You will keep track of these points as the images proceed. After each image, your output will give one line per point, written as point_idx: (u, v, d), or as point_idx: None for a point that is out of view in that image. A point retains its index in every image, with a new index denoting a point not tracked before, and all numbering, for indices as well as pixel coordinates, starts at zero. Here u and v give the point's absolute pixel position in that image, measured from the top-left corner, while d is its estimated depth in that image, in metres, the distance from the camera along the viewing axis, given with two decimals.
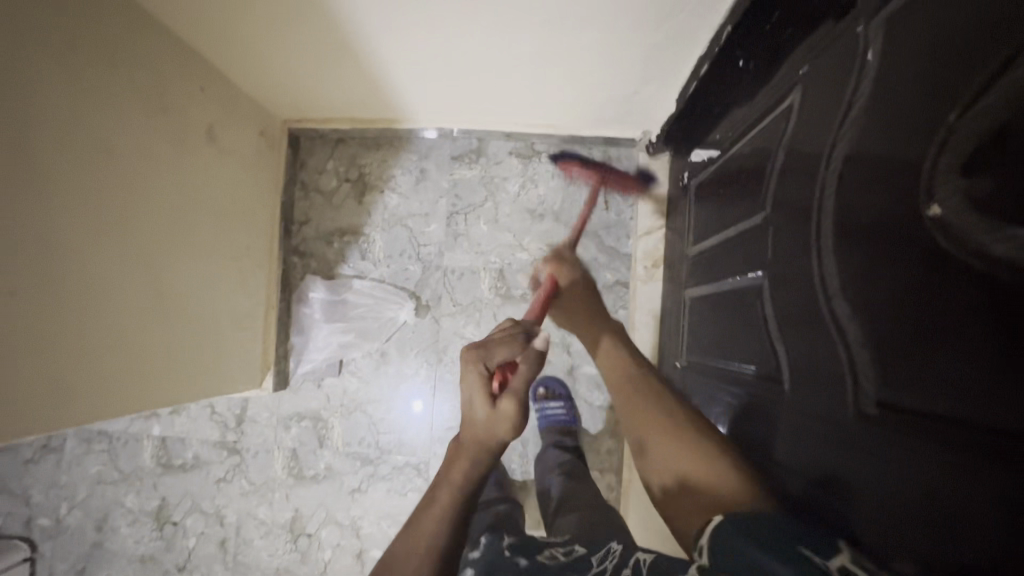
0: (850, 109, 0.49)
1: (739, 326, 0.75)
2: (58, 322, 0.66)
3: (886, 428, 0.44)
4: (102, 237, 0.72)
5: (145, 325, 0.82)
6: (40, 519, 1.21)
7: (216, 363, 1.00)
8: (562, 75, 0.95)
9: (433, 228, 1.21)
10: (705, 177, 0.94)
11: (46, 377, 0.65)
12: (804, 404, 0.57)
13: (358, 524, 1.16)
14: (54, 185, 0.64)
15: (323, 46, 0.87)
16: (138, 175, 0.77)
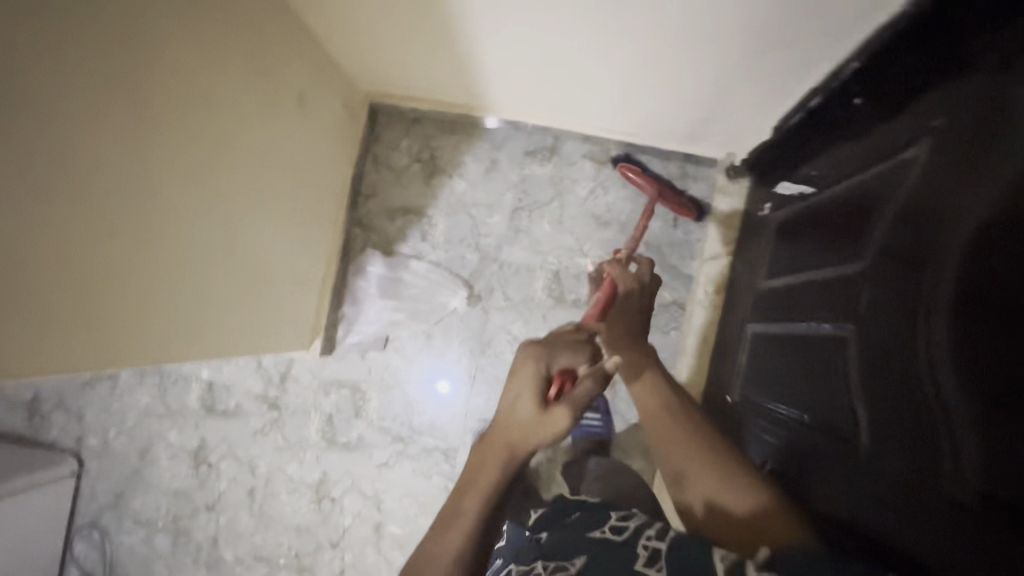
0: (988, 171, 0.45)
1: (807, 374, 0.72)
2: (142, 267, 0.68)
3: (989, 520, 0.41)
4: (189, 188, 0.73)
5: (213, 279, 0.84)
6: (90, 439, 1.29)
7: (270, 322, 1.02)
8: (657, 86, 0.92)
9: (496, 220, 1.21)
10: (791, 212, 0.90)
11: (123, 317, 0.68)
12: (886, 469, 0.55)
13: (380, 497, 1.19)
14: (157, 132, 0.65)
15: (425, 26, 0.87)
16: (230, 131, 0.79)
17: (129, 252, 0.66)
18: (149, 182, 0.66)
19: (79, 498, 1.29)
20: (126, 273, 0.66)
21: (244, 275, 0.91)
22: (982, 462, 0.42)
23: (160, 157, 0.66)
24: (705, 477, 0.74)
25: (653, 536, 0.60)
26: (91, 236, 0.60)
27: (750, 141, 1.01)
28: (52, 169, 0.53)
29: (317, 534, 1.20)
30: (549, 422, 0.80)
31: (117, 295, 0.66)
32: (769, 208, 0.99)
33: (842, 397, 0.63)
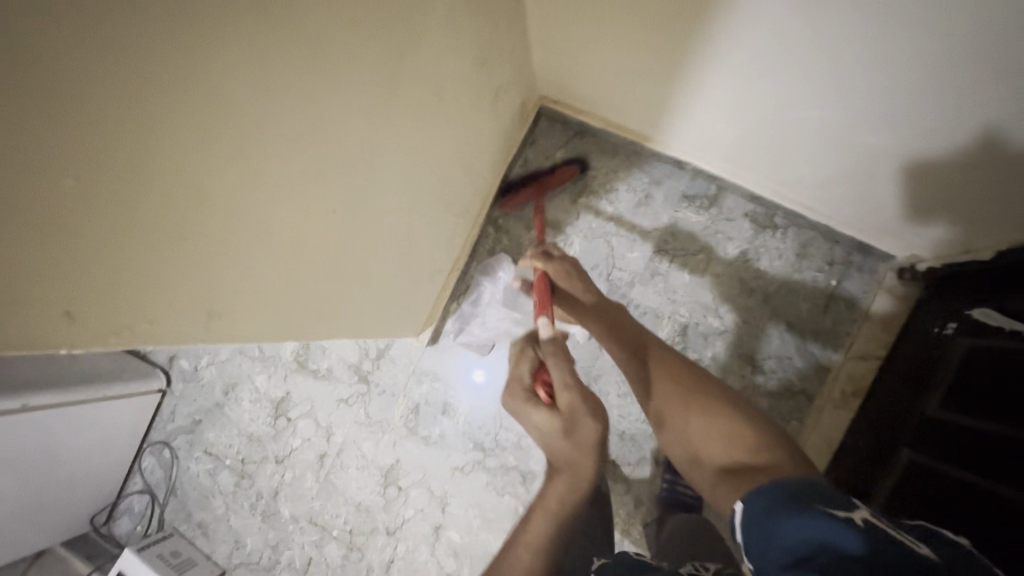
0: None
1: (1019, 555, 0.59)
2: (308, 230, 0.64)
3: None
4: (350, 159, 0.64)
5: (313, 266, 0.69)
6: (181, 361, 1.31)
7: (379, 315, 0.96)
8: (874, 172, 0.84)
9: (635, 256, 1.16)
10: (989, 345, 0.79)
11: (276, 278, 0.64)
12: None
13: (446, 500, 1.16)
14: (337, 89, 0.56)
15: (656, 45, 0.83)
16: (415, 112, 0.74)
17: (301, 212, 0.61)
18: (339, 145, 0.61)
19: (158, 414, 1.32)
20: (294, 233, 0.62)
21: (389, 259, 0.87)
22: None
23: (355, 133, 0.63)
24: (694, 417, 0.59)
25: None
26: (274, 187, 0.55)
27: (947, 252, 0.92)
28: (259, 108, 0.48)
29: (376, 517, 1.19)
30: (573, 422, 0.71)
31: (278, 252, 0.61)
32: (952, 328, 0.89)
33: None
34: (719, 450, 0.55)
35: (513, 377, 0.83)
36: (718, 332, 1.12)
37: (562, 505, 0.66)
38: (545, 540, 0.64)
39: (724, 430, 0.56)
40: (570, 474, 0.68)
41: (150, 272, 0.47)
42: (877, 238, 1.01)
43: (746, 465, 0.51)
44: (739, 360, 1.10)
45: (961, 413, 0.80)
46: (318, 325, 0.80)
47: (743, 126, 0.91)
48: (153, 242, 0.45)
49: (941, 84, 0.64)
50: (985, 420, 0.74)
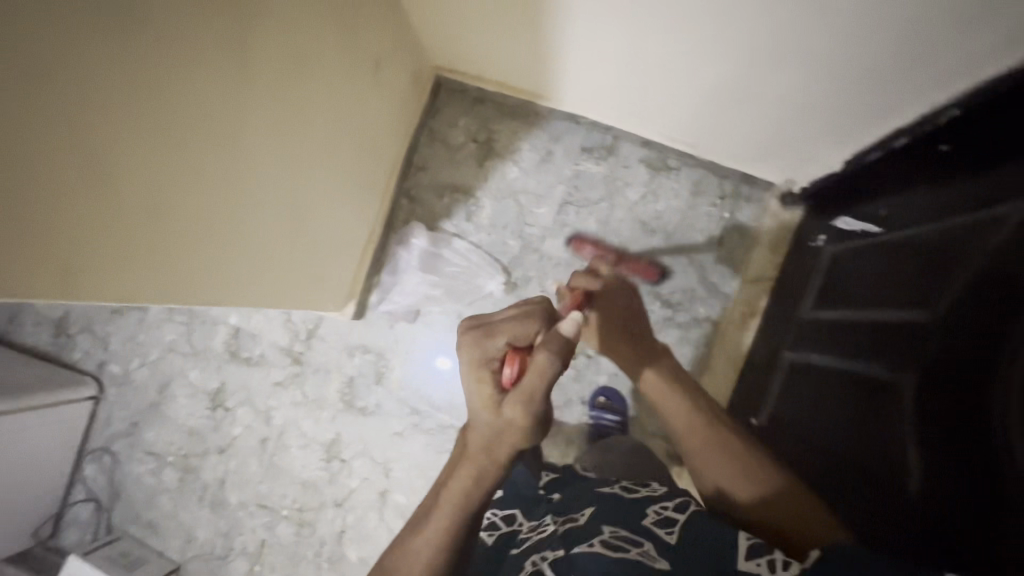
0: None
1: (870, 436, 0.68)
2: (215, 213, 0.71)
3: None
4: (248, 135, 0.71)
5: (213, 237, 0.73)
6: (112, 366, 1.31)
7: (293, 291, 1.00)
8: (733, 105, 0.91)
9: (543, 211, 1.21)
10: (849, 247, 0.89)
11: (195, 261, 0.71)
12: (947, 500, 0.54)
13: (389, 466, 1.20)
14: (239, 71, 0.64)
15: (515, 10, 0.88)
16: (309, 94, 0.81)
17: (204, 201, 0.68)
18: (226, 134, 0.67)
19: (94, 422, 1.31)
20: (203, 219, 0.69)
21: (297, 232, 0.93)
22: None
23: (251, 109, 0.69)
24: (718, 457, 0.67)
25: (671, 507, 0.58)
26: (177, 182, 0.62)
27: (813, 172, 1.00)
28: (148, 115, 0.54)
29: (323, 492, 1.22)
30: (501, 429, 0.58)
31: (192, 237, 0.69)
32: (822, 240, 0.99)
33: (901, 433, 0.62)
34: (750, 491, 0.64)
35: (493, 328, 0.63)
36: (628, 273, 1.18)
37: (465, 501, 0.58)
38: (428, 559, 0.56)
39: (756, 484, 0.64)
40: (478, 475, 0.58)
41: (68, 228, 0.51)
42: (756, 168, 1.09)
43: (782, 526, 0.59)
44: (649, 297, 1.17)
45: (823, 311, 0.89)
46: (245, 299, 0.87)
47: (616, 74, 0.97)
48: (67, 201, 0.50)
49: (753, 21, 0.70)
50: (837, 312, 0.84)
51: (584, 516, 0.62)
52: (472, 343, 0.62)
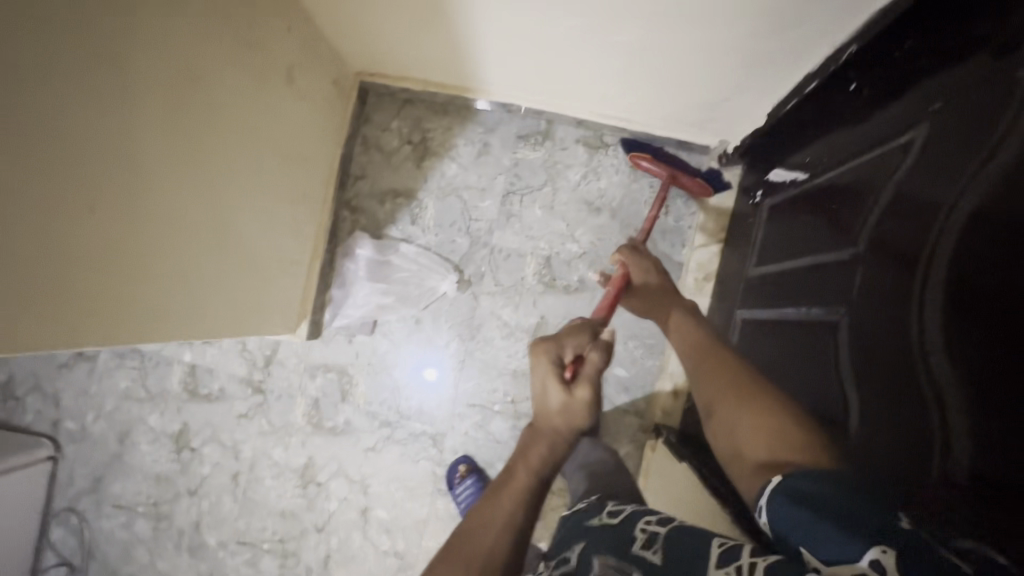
0: (976, 175, 0.46)
1: (812, 401, 0.67)
2: (133, 242, 0.67)
3: (977, 496, 0.42)
4: (158, 160, 0.67)
5: (135, 269, 0.69)
6: (67, 423, 1.26)
7: (240, 317, 0.96)
8: (652, 73, 0.90)
9: (487, 204, 1.19)
10: (783, 199, 0.90)
11: (115, 294, 0.67)
12: (881, 439, 0.54)
13: (367, 482, 1.17)
14: (134, 96, 0.61)
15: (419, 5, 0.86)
16: (223, 111, 0.78)
17: (119, 231, 0.64)
18: (132, 160, 0.63)
19: (55, 483, 1.26)
20: (120, 249, 0.66)
21: (230, 255, 0.89)
22: (991, 459, 0.41)
23: (157, 132, 0.66)
24: (740, 412, 0.62)
25: (653, 521, 0.54)
26: (82, 214, 0.59)
27: (743, 129, 1.00)
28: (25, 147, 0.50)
29: (303, 519, 1.19)
30: (571, 405, 0.74)
31: (112, 269, 0.65)
32: (760, 195, 1.00)
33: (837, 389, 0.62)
34: (761, 442, 0.56)
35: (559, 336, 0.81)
36: (580, 255, 1.17)
37: (542, 465, 0.67)
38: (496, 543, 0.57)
39: (772, 429, 0.57)
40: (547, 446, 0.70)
41: None
42: (690, 133, 1.09)
43: (782, 461, 0.52)
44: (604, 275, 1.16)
45: (765, 263, 0.90)
46: (189, 329, 0.83)
47: (535, 57, 0.96)
48: None
49: None
50: (777, 263, 0.85)
51: (571, 549, 0.57)
52: (543, 351, 0.78)
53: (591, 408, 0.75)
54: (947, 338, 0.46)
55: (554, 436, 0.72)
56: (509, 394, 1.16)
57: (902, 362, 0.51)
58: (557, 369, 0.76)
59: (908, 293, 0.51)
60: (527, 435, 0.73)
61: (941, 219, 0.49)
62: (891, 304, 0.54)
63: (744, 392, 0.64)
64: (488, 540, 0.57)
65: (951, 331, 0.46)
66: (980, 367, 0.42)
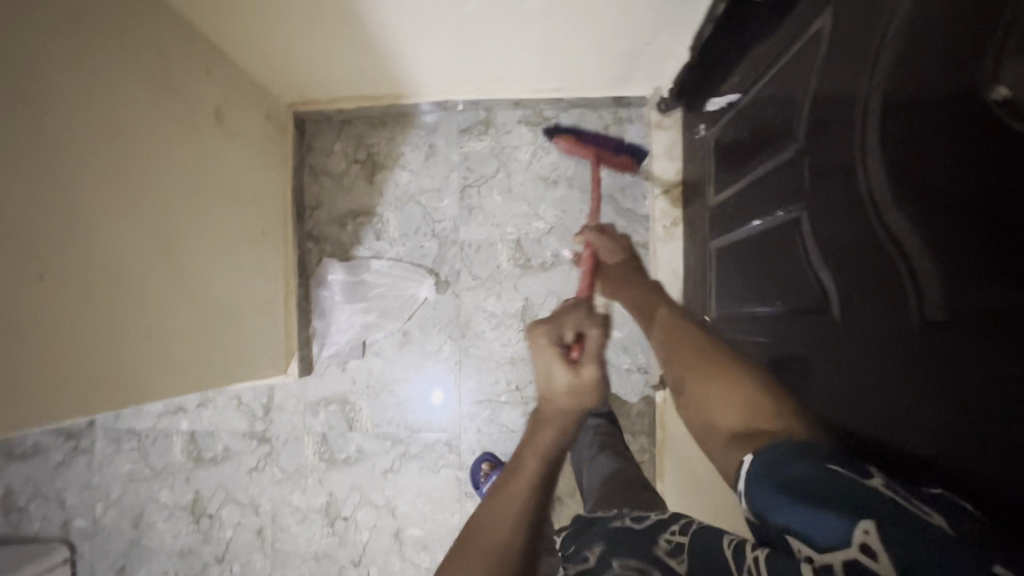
0: (882, 44, 0.48)
1: (796, 302, 0.66)
2: (96, 302, 0.66)
3: (949, 334, 0.42)
4: (97, 220, 0.67)
5: (105, 333, 0.68)
6: (77, 521, 1.22)
7: (227, 364, 0.94)
8: (569, 36, 0.92)
9: (447, 203, 1.20)
10: (727, 124, 0.91)
11: (90, 361, 0.66)
12: (852, 313, 0.54)
13: (393, 504, 1.16)
14: (55, 160, 0.60)
15: (328, 23, 0.85)
16: (154, 161, 0.77)
17: (79, 292, 0.64)
18: (68, 218, 0.62)
19: None
20: (85, 310, 0.65)
21: (201, 302, 0.88)
22: (969, 291, 0.39)
23: (88, 193, 0.65)
24: (708, 390, 0.63)
25: (678, 532, 0.48)
26: (35, 277, 0.58)
27: (670, 71, 1.03)
28: None
29: (338, 556, 1.16)
30: (582, 387, 0.73)
31: (82, 331, 0.64)
32: (704, 128, 1.02)
33: (809, 280, 0.62)
34: (736, 419, 0.56)
35: (561, 325, 0.84)
36: (547, 231, 1.18)
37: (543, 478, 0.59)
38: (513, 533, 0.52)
39: (740, 402, 0.58)
40: (558, 430, 0.67)
41: None
42: (623, 87, 1.11)
43: (758, 430, 0.52)
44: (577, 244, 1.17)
45: (724, 191, 0.91)
46: (181, 381, 0.83)
47: (455, 49, 0.96)
48: None
49: None
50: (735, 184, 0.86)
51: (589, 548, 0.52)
52: (544, 334, 0.81)
53: (600, 384, 0.74)
54: (897, 186, 0.46)
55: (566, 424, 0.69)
56: (511, 381, 1.15)
57: (862, 228, 0.51)
58: (556, 349, 0.78)
59: (856, 160, 0.52)
60: (530, 426, 0.70)
61: (869, 77, 0.50)
62: (842, 181, 0.54)
63: (716, 367, 0.65)
64: (491, 542, 0.52)
65: (896, 184, 0.46)
66: (936, 209, 0.42)
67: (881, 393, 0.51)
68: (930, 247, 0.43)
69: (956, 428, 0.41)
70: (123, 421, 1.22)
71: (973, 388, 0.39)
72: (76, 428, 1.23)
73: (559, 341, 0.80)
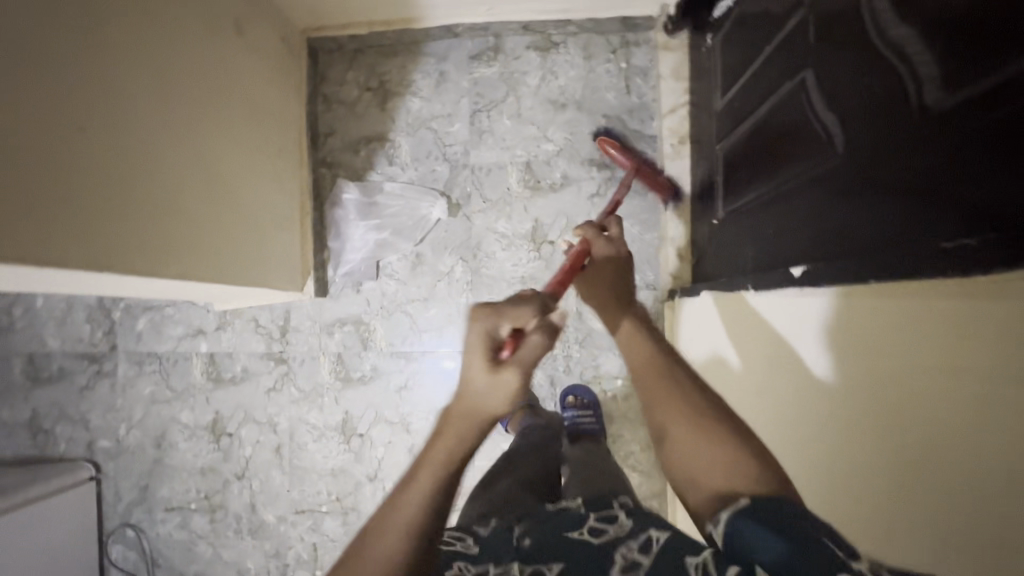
0: None
1: (800, 157, 0.66)
2: (129, 178, 0.69)
3: (929, 121, 0.43)
4: (133, 96, 0.69)
5: (142, 207, 0.72)
6: (101, 441, 1.26)
7: (250, 266, 0.98)
8: None
9: (458, 127, 1.22)
10: (735, 26, 0.93)
11: (129, 231, 0.70)
12: (847, 146, 0.56)
13: (407, 420, 1.19)
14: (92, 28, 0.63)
15: None
16: (184, 53, 0.79)
17: (113, 161, 0.67)
18: (102, 85, 0.64)
19: (104, 503, 1.26)
20: (124, 181, 0.68)
21: (225, 203, 0.91)
22: (949, 68, 0.41)
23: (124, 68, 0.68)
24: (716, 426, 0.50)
25: (636, 548, 0.49)
26: (70, 135, 0.60)
27: None
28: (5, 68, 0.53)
29: (354, 472, 1.19)
30: (499, 393, 0.48)
31: (116, 200, 0.67)
32: (711, 39, 1.03)
33: (810, 134, 0.64)
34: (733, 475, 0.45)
35: (498, 315, 0.52)
36: (557, 153, 1.20)
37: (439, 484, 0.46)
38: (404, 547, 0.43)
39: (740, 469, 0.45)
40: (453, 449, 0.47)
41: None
42: (631, 6, 1.13)
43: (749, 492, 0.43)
44: (585, 165, 1.19)
45: (732, 91, 0.93)
46: (209, 270, 0.87)
47: None
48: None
49: None
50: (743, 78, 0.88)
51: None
52: (478, 319, 0.51)
53: (515, 407, 0.49)
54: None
55: (473, 436, 0.48)
56: None
57: (868, 55, 0.52)
58: (487, 344, 0.50)
59: None
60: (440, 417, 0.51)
61: None
62: (849, 16, 0.56)
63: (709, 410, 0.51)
64: None
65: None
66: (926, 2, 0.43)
67: (859, 213, 0.53)
68: (928, 42, 0.43)
69: (926, 211, 0.43)
70: (145, 344, 1.25)
71: (959, 162, 0.40)
72: (99, 352, 1.26)
73: (489, 336, 0.51)
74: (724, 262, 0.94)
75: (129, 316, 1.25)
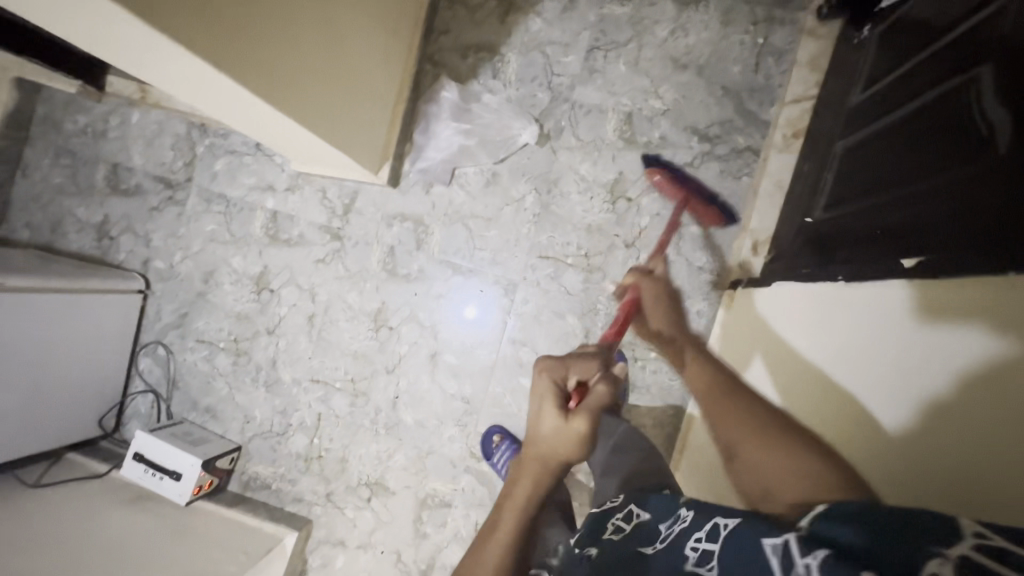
0: None
1: (944, 157, 0.62)
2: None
3: None
4: None
5: (270, 27, 0.73)
6: (156, 262, 1.33)
7: (340, 131, 1.00)
8: None
9: (571, 59, 1.19)
10: (899, 20, 0.86)
11: (253, 43, 0.71)
12: (1013, 148, 0.51)
13: (437, 328, 1.21)
14: None
15: None
16: None
17: None
18: None
19: (145, 317, 1.35)
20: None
21: (336, 58, 0.91)
22: None
23: None
24: None
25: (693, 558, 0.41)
26: None
27: None
28: None
29: (374, 360, 1.23)
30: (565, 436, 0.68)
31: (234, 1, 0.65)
32: (867, 31, 0.96)
33: (965, 133, 0.59)
34: None
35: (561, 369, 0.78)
36: (662, 113, 1.15)
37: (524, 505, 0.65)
38: (524, 508, 0.65)
39: None
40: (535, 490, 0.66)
41: None
42: None
43: None
44: (686, 133, 1.15)
45: (876, 85, 0.86)
46: (306, 117, 0.89)
47: None
48: None
49: None
50: (895, 73, 0.82)
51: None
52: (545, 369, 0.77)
53: None
54: None
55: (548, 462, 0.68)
56: (582, 246, 1.17)
57: None
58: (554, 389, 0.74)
59: None
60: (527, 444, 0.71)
61: None
62: None
63: None
64: None
65: None
66: None
67: (1007, 215, 0.49)
68: None
69: None
70: (217, 185, 1.30)
71: None
72: (176, 180, 1.32)
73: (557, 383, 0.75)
74: (805, 261, 0.90)
75: (210, 154, 1.30)
